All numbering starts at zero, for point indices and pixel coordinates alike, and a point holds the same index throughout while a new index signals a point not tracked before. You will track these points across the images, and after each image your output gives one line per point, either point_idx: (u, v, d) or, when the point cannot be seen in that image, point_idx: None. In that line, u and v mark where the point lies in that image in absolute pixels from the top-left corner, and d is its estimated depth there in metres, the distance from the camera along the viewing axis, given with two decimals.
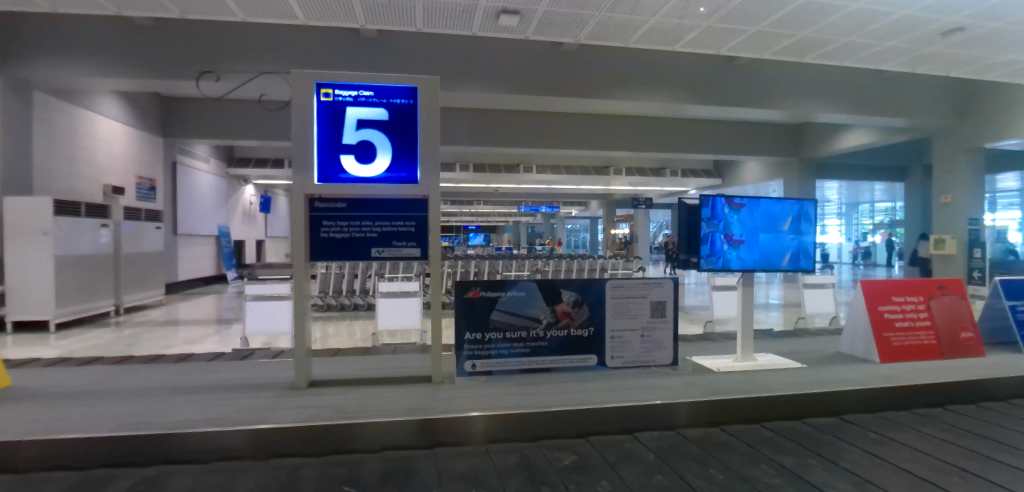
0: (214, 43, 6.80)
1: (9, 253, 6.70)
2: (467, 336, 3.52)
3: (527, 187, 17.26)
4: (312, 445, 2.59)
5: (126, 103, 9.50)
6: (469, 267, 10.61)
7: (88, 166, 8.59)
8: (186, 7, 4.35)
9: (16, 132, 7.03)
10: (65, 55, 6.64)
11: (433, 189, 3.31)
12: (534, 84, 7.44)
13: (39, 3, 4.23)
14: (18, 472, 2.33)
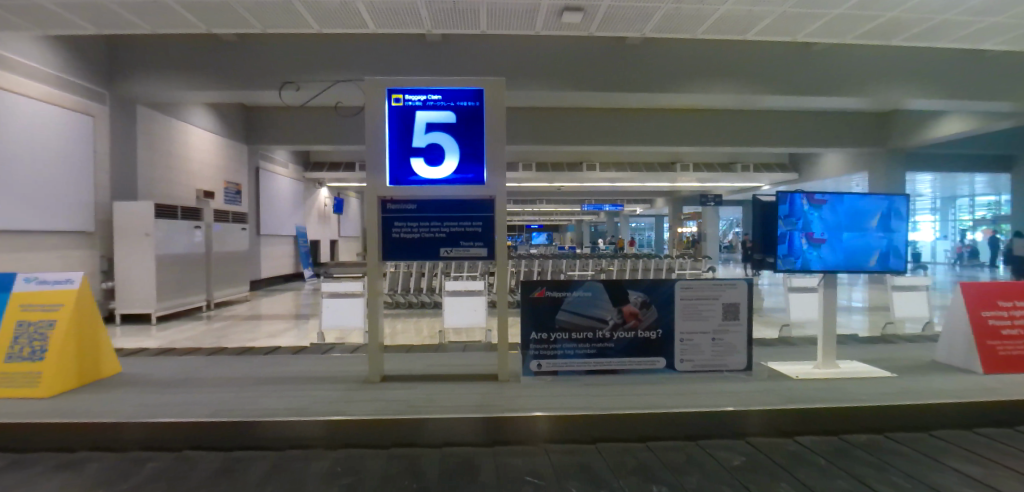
0: (291, 56, 7.23)
1: (118, 252, 7.45)
2: (532, 335, 3.51)
3: (589, 184, 17.06)
4: (382, 438, 2.66)
5: (213, 114, 10.30)
6: (532, 266, 10.64)
7: (183, 173, 9.36)
8: (268, 20, 4.61)
9: (122, 143, 7.79)
10: (163, 69, 7.31)
11: (499, 189, 3.32)
12: (599, 81, 7.33)
13: (142, 24, 4.65)
14: (123, 451, 2.54)
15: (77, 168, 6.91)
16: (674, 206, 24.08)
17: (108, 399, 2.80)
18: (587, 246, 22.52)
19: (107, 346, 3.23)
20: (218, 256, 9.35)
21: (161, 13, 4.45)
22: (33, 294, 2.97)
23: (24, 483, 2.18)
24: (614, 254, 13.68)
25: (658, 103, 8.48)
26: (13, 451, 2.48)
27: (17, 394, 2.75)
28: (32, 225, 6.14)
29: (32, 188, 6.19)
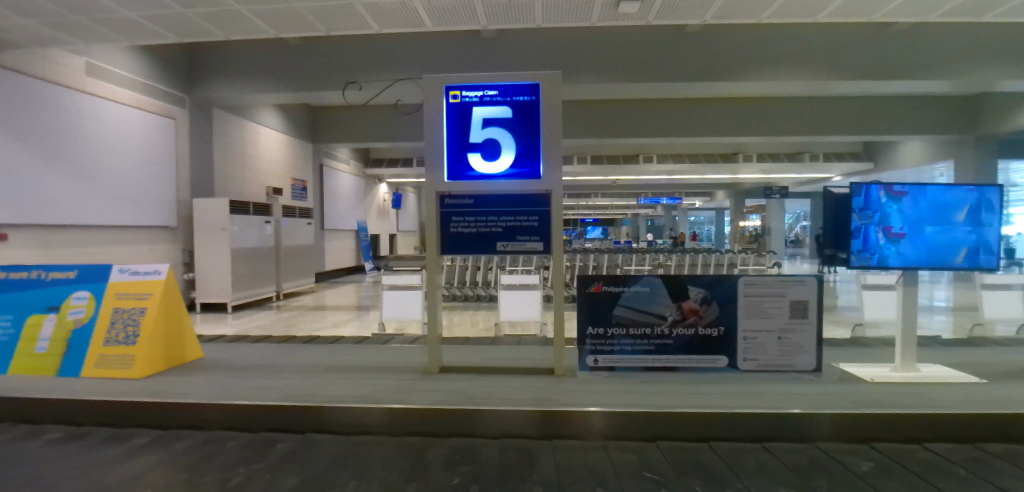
0: (351, 59, 7.50)
1: (197, 244, 8.02)
2: (589, 331, 3.47)
3: (645, 177, 16.73)
4: (439, 427, 2.71)
5: (281, 115, 10.88)
6: (587, 261, 10.57)
7: (254, 171, 9.92)
8: (332, 22, 4.79)
9: (201, 142, 8.33)
10: (240, 75, 7.86)
11: (556, 184, 3.29)
12: (656, 72, 7.18)
13: (217, 31, 4.95)
14: (201, 429, 2.72)
15: (160, 167, 7.48)
16: (734, 199, 23.20)
17: (189, 381, 3.01)
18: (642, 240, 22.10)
19: (190, 332, 3.46)
20: (286, 249, 9.87)
21: (236, 21, 4.74)
22: (126, 284, 3.19)
23: (120, 456, 2.38)
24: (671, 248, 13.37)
25: (721, 91, 8.19)
26: (111, 426, 2.72)
27: (115, 374, 3.02)
28: (126, 221, 6.80)
29: (121, 187, 6.77)
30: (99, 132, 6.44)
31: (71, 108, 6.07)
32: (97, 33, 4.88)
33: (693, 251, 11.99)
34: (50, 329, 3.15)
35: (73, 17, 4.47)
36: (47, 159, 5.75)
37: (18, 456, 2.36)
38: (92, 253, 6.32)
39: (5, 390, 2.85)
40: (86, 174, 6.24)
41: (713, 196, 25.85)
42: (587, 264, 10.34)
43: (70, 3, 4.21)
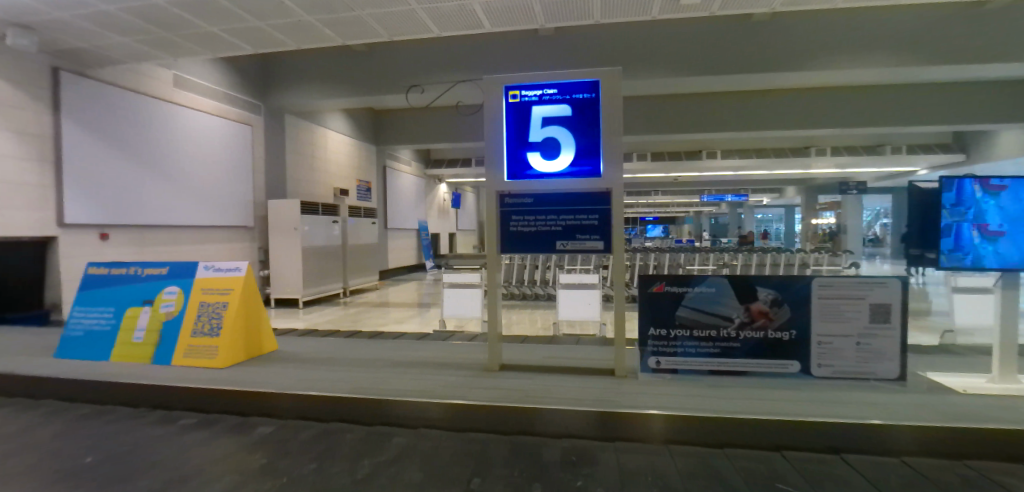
0: (411, 63, 7.83)
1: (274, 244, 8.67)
2: (651, 331, 3.38)
3: (709, 174, 16.25)
4: (499, 425, 2.73)
5: (346, 119, 11.41)
6: (648, 260, 10.42)
7: (323, 174, 10.50)
8: (395, 28, 4.94)
9: (276, 147, 9.11)
10: (308, 81, 8.45)
11: (617, 182, 3.24)
12: (718, 63, 7.02)
13: (287, 41, 5.23)
14: (274, 418, 2.88)
15: (240, 170, 8.28)
16: (805, 195, 22.09)
17: (264, 371, 3.20)
18: (706, 239, 21.51)
19: (266, 324, 3.66)
20: (353, 247, 10.26)
21: (308, 32, 5.00)
22: (210, 280, 3.38)
23: (205, 440, 2.56)
24: (737, 247, 12.90)
25: (790, 81, 7.89)
26: (197, 412, 2.93)
27: (201, 364, 3.25)
28: (209, 220, 7.67)
29: (204, 190, 7.60)
30: (181, 140, 7.22)
31: (161, 119, 6.89)
32: (184, 47, 5.31)
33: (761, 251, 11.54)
34: (145, 321, 3.43)
35: (162, 33, 4.90)
36: (140, 165, 6.59)
37: (120, 436, 2.60)
38: (178, 250, 7.20)
39: (108, 375, 3.14)
40: (173, 179, 7.09)
41: (783, 192, 24.69)
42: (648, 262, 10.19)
43: (159, 20, 4.61)
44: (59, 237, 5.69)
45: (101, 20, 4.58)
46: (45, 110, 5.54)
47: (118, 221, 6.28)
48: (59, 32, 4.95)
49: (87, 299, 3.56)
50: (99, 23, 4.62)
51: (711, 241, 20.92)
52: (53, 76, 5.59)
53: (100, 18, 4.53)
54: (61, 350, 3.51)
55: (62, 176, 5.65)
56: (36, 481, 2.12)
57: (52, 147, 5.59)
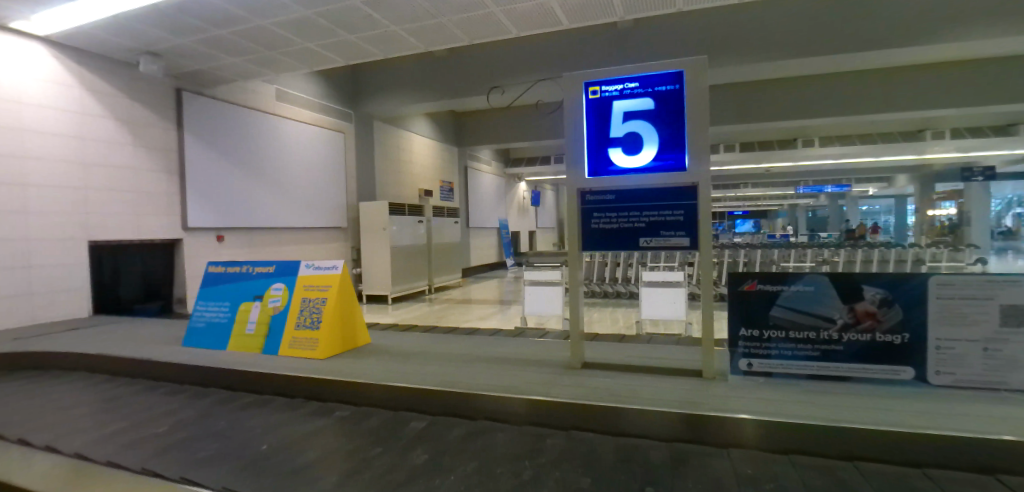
0: (493, 65, 8.46)
1: (365, 244, 9.27)
2: (741, 332, 2.99)
3: (805, 164, 15.30)
4: (582, 422, 2.66)
5: (429, 123, 12.10)
6: (738, 257, 10.11)
7: (410, 176, 11.35)
8: (475, 31, 5.04)
9: (366, 153, 10.02)
10: (398, 87, 9.34)
11: (704, 176, 3.08)
12: (810, 51, 6.94)
13: (375, 51, 5.51)
14: (369, 407, 3.04)
15: (332, 175, 9.21)
16: (916, 184, 20.14)
17: (361, 364, 3.39)
18: (800, 235, 20.22)
19: (361, 319, 3.88)
20: (437, 246, 10.65)
21: (394, 42, 5.24)
22: (311, 277, 3.63)
23: (309, 426, 2.78)
24: (839, 242, 12.03)
25: (896, 58, 7.30)
26: (301, 399, 3.18)
27: (303, 355, 3.51)
28: (306, 223, 8.57)
29: (302, 195, 8.52)
30: (283, 149, 8.19)
31: (262, 131, 7.80)
32: (283, 63, 5.74)
33: (867, 246, 10.68)
34: (256, 314, 3.77)
35: (267, 52, 5.37)
36: (247, 174, 7.49)
37: (237, 419, 2.89)
38: (281, 250, 8.12)
39: (226, 362, 3.49)
40: (274, 185, 7.98)
41: (893, 182, 22.54)
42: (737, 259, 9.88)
43: (263, 40, 5.05)
44: (184, 239, 6.68)
45: (217, 43, 5.10)
46: (172, 126, 6.56)
47: (231, 225, 7.21)
48: (182, 57, 5.63)
49: (207, 293, 3.98)
50: (216, 46, 5.16)
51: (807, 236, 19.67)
52: (177, 97, 6.60)
53: (218, 42, 5.07)
54: (188, 339, 3.95)
55: (185, 184, 6.63)
56: (172, 456, 2.42)
57: (176, 159, 6.59)
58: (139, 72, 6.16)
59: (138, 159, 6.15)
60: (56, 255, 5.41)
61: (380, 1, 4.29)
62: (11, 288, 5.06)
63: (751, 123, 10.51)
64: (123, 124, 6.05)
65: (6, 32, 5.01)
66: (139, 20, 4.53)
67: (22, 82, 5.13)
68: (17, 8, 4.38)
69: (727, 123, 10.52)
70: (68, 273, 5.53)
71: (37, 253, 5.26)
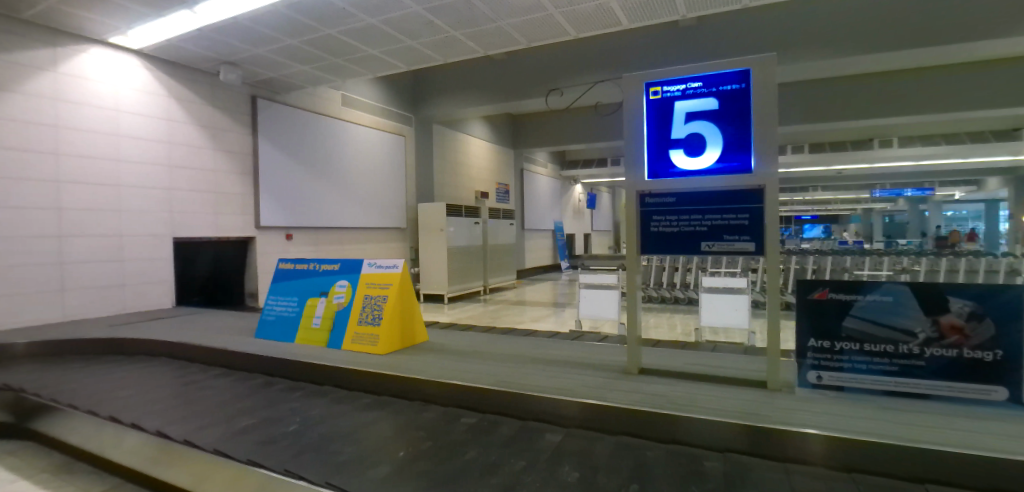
0: (552, 69, 8.49)
1: (423, 245, 9.51)
2: (810, 343, 2.71)
3: (882, 165, 14.37)
4: (635, 427, 2.58)
5: (484, 126, 12.28)
6: (806, 264, 9.70)
7: (467, 178, 11.56)
8: (534, 34, 5.07)
9: (425, 156, 10.31)
10: (457, 92, 9.59)
11: (771, 178, 2.94)
12: (884, 46, 6.59)
13: (436, 57, 5.65)
14: (426, 403, 3.12)
15: (393, 178, 9.52)
16: (1010, 187, 18.46)
17: (419, 361, 3.48)
18: (876, 242, 18.95)
19: (420, 316, 3.97)
20: (492, 248, 10.77)
21: (455, 46, 5.35)
22: (373, 275, 3.76)
23: (368, 419, 2.87)
24: (921, 250, 11.21)
25: (985, 51, 6.76)
26: (362, 393, 3.30)
27: (365, 350, 3.65)
28: (369, 223, 8.91)
29: (364, 196, 8.84)
30: (347, 152, 8.55)
31: (328, 135, 8.15)
32: (350, 69, 5.99)
33: (953, 255, 9.90)
34: (321, 309, 3.95)
35: (334, 59, 5.61)
36: (313, 176, 7.86)
37: (301, 410, 3.03)
38: (345, 249, 8.49)
39: (293, 355, 3.68)
40: (339, 186, 8.34)
41: (982, 185, 20.72)
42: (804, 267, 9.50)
43: (332, 48, 5.28)
44: (257, 237, 7.09)
45: (290, 53, 5.39)
46: (248, 132, 7.00)
47: (299, 224, 7.60)
48: (257, 66, 5.98)
49: (277, 289, 4.20)
50: (289, 55, 5.47)
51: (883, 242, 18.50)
52: (252, 104, 7.03)
53: (292, 52, 5.36)
54: (260, 331, 4.20)
55: (258, 186, 7.07)
56: (243, 442, 2.57)
57: (251, 162, 7.03)
58: (220, 80, 6.61)
59: (217, 163, 6.60)
60: (145, 251, 5.88)
61: (441, 6, 4.39)
62: (107, 280, 5.56)
63: (820, 122, 10.00)
64: (205, 129, 6.50)
65: (106, 46, 5.52)
66: (222, 32, 4.85)
67: (117, 92, 5.62)
68: (117, 24, 4.82)
69: (796, 123, 10.05)
70: (156, 268, 6.01)
71: (129, 249, 5.73)
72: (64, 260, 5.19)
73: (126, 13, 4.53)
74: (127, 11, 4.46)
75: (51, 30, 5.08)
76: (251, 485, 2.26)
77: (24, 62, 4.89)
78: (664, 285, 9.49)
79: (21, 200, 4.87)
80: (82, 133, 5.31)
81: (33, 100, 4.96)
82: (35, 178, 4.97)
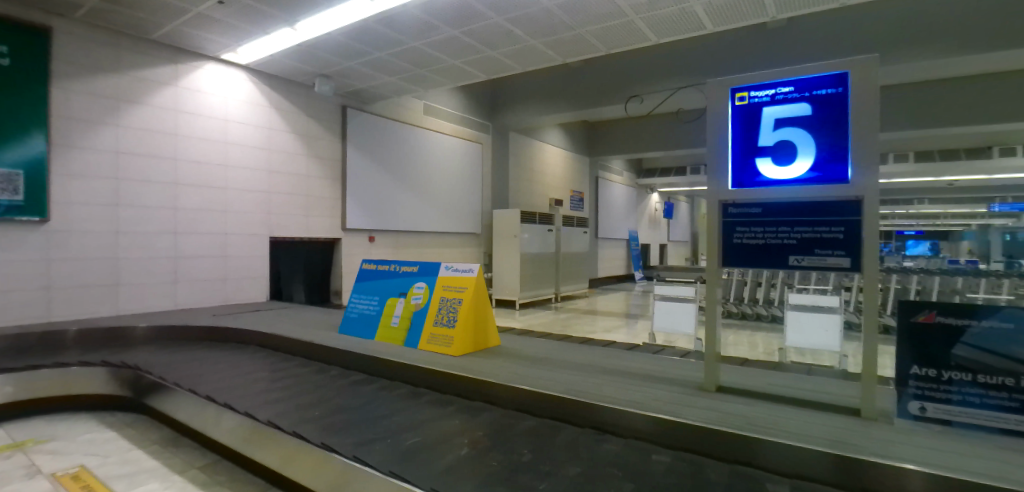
0: (633, 75, 8.39)
1: (496, 250, 9.67)
2: (912, 370, 2.35)
3: (1004, 176, 12.90)
4: (706, 447, 2.46)
5: (560, 133, 12.35)
6: (907, 283, 8.91)
7: (540, 184, 11.62)
8: (613, 41, 5.02)
9: (499, 162, 10.51)
10: (533, 98, 9.68)
11: (872, 189, 2.46)
12: (1003, 42, 5.96)
13: (515, 66, 5.76)
14: (495, 406, 3.19)
15: (468, 183, 9.75)
16: None
17: (491, 363, 3.57)
18: (991, 261, 17.05)
19: (492, 321, 4.05)
20: (565, 255, 10.74)
21: (533, 56, 5.42)
22: (449, 278, 3.89)
23: (439, 417, 2.96)
24: None
25: None
26: (434, 391, 3.44)
27: (439, 350, 3.78)
28: (443, 227, 9.14)
29: (440, 200, 9.11)
30: (426, 157, 8.84)
31: (408, 141, 8.47)
32: (433, 80, 6.22)
33: None
34: (400, 309, 4.15)
35: (418, 71, 5.85)
36: (394, 181, 8.22)
37: (376, 402, 3.20)
38: (423, 252, 8.79)
39: (372, 350, 3.90)
40: (417, 190, 8.63)
41: None
42: (907, 287, 8.73)
43: (418, 60, 5.52)
44: (342, 238, 7.52)
45: (379, 65, 5.71)
46: (336, 139, 7.45)
47: (379, 226, 7.96)
48: (348, 78, 6.37)
49: (360, 287, 4.46)
50: (379, 68, 5.79)
51: (1003, 262, 16.55)
52: (341, 113, 7.49)
53: (382, 65, 5.69)
54: (343, 327, 4.47)
55: (345, 190, 7.51)
56: (321, 428, 2.75)
57: (339, 168, 7.49)
58: (314, 92, 7.09)
59: (309, 168, 7.08)
60: (245, 248, 6.42)
61: (521, 16, 4.46)
62: (213, 274, 6.12)
63: (925, 128, 9.16)
64: (299, 136, 6.99)
65: (219, 62, 6.10)
66: (318, 47, 5.21)
67: (226, 104, 6.18)
68: (228, 43, 5.29)
69: (896, 128, 9.27)
70: (254, 264, 6.54)
71: (231, 246, 6.27)
72: (178, 255, 5.78)
73: (240, 33, 4.99)
74: (239, 30, 4.89)
75: (173, 49, 5.70)
76: (331, 470, 2.42)
77: (151, 78, 5.52)
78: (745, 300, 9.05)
79: (145, 200, 5.49)
80: (193, 140, 5.88)
81: (157, 111, 5.58)
82: (156, 181, 5.58)
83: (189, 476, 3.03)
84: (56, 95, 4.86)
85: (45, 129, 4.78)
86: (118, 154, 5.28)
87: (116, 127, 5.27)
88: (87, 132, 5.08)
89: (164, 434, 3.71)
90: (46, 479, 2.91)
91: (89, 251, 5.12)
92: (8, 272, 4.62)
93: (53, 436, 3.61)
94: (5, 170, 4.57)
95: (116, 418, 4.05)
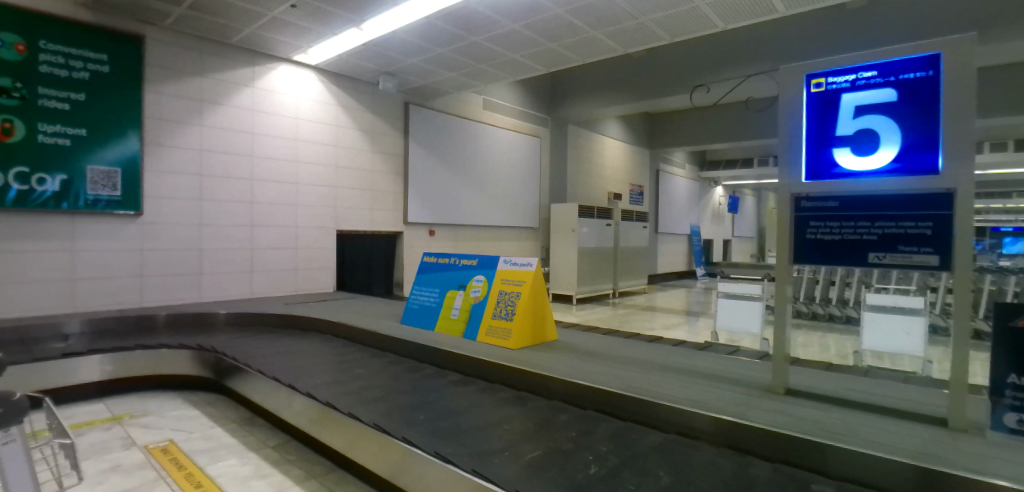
0: (699, 62, 8.11)
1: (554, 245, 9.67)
2: (1009, 379, 2.05)
3: None
4: (771, 450, 2.35)
5: (619, 126, 12.16)
6: (1006, 284, 8.14)
7: (599, 178, 11.49)
8: (677, 29, 4.88)
9: (557, 157, 10.48)
10: (593, 91, 9.59)
11: (966, 179, 2.21)
12: None
13: (576, 58, 5.71)
14: (551, 400, 3.21)
15: (525, 177, 9.79)
16: None
17: (548, 357, 3.60)
18: None
19: (550, 315, 4.07)
20: (624, 250, 10.58)
21: (595, 47, 5.34)
22: (507, 272, 3.95)
23: (495, 409, 3.01)
24: None
25: None
26: (492, 383, 3.50)
27: (497, 342, 3.84)
28: (500, 221, 9.24)
29: (498, 195, 9.19)
30: (484, 152, 8.94)
31: (466, 136, 8.60)
32: (491, 74, 6.28)
33: None
34: (459, 301, 4.25)
35: (480, 65, 5.92)
36: (453, 176, 8.39)
37: (434, 392, 3.30)
38: (481, 245, 8.92)
39: (432, 341, 4.02)
40: (474, 185, 8.76)
41: None
42: (1005, 289, 7.98)
43: (480, 55, 5.58)
44: (404, 232, 7.77)
45: (440, 61, 5.81)
46: (399, 135, 7.68)
47: (438, 220, 8.14)
48: (410, 75, 6.54)
49: (421, 280, 4.60)
50: (441, 64, 5.91)
51: None
52: (404, 110, 7.70)
53: (443, 61, 5.81)
54: (405, 317, 4.64)
55: (407, 185, 7.74)
56: (382, 415, 2.87)
57: (401, 163, 7.72)
58: (378, 89, 7.33)
59: (374, 164, 7.35)
60: (314, 240, 6.76)
61: (583, 7, 4.41)
62: (285, 265, 6.49)
63: None
64: (365, 133, 7.26)
65: (291, 64, 6.43)
66: (385, 45, 5.36)
67: (297, 103, 6.51)
68: (298, 44, 5.56)
69: (995, 114, 8.46)
70: (321, 255, 6.87)
71: (302, 238, 6.63)
72: (254, 247, 6.17)
73: (312, 35, 5.23)
74: (311, 32, 5.13)
75: (250, 52, 6.05)
76: (393, 454, 2.52)
77: (229, 81, 5.89)
78: (818, 299, 8.59)
79: (223, 195, 5.88)
80: (267, 138, 6.24)
81: (235, 111, 5.95)
82: (235, 177, 5.97)
83: (263, 454, 3.25)
84: (147, 98, 5.30)
85: (138, 131, 5.22)
86: (201, 152, 5.69)
87: (200, 127, 5.68)
88: (174, 132, 5.49)
89: (241, 413, 3.99)
90: (139, 450, 3.21)
91: (174, 242, 5.55)
92: (107, 261, 5.10)
93: (146, 412, 3.98)
94: (105, 168, 5.05)
95: (199, 397, 4.40)
